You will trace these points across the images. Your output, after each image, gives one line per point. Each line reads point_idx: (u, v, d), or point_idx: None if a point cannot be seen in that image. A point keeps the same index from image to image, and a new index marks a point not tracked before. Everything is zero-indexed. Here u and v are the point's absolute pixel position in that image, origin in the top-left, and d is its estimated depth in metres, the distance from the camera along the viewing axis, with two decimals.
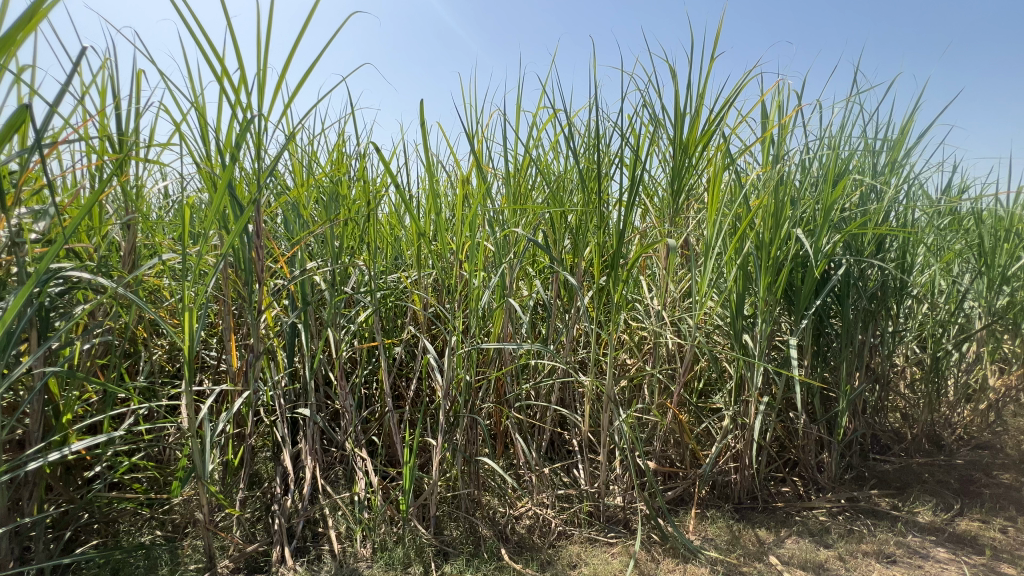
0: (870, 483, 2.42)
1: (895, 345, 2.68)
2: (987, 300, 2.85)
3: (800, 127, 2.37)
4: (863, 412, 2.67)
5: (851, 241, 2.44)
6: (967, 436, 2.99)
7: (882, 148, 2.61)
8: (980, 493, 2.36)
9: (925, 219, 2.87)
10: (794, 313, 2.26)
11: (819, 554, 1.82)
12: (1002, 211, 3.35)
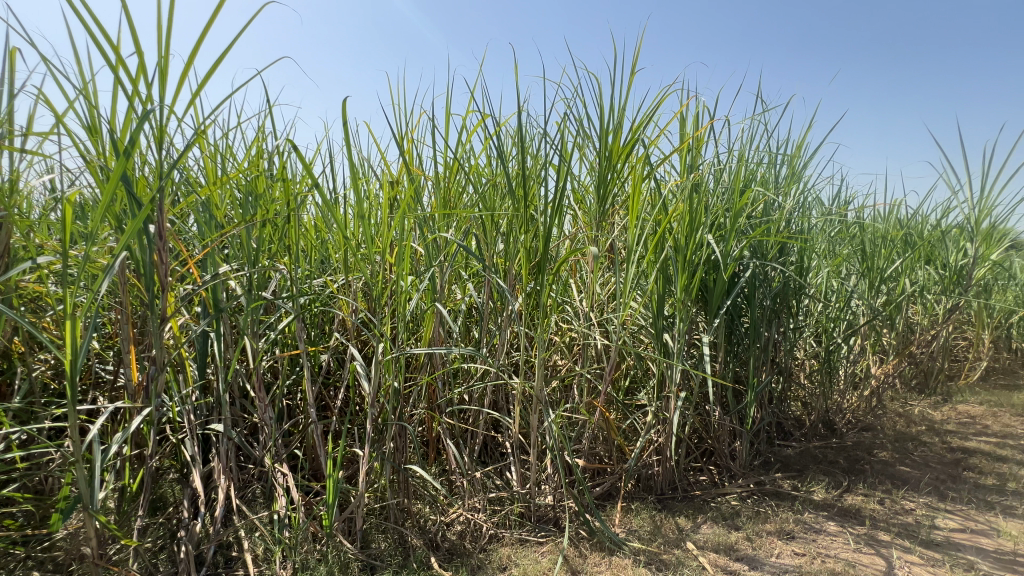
0: (776, 468, 2.66)
1: (795, 340, 2.97)
2: (869, 300, 3.24)
3: (713, 141, 2.57)
4: (770, 402, 2.93)
5: (757, 245, 2.68)
6: (855, 419, 3.36)
7: (783, 162, 2.89)
8: (864, 470, 2.66)
9: (819, 227, 3.21)
10: (707, 313, 2.44)
11: (730, 536, 1.96)
12: (880, 220, 3.80)
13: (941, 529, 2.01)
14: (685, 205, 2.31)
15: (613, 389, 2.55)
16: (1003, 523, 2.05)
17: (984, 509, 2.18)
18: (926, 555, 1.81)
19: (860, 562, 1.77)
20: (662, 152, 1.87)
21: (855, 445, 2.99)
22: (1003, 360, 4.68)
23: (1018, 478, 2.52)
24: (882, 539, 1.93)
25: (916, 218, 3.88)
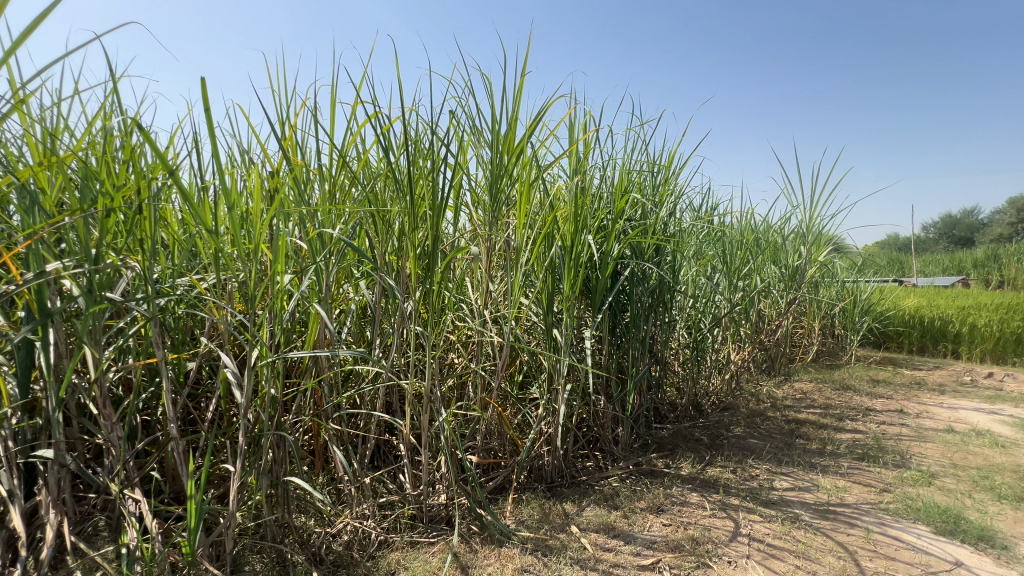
0: (652, 449, 2.95)
1: (670, 332, 3.30)
2: (729, 295, 3.71)
3: (597, 148, 2.74)
4: (648, 390, 3.23)
5: (636, 246, 2.92)
6: (718, 400, 3.83)
7: (658, 171, 3.18)
8: (722, 444, 3.05)
9: (690, 231, 3.60)
10: (592, 307, 2.61)
11: (609, 515, 2.12)
12: (738, 225, 4.36)
13: (777, 489, 2.36)
14: (571, 207, 2.44)
15: (508, 385, 2.63)
16: (821, 480, 2.46)
17: (809, 469, 2.61)
18: (764, 513, 2.12)
19: (714, 526, 2.02)
20: (550, 156, 1.94)
21: (716, 423, 3.43)
22: (828, 344, 5.65)
23: (834, 441, 3.05)
24: (733, 503, 2.22)
25: (766, 225, 4.52)
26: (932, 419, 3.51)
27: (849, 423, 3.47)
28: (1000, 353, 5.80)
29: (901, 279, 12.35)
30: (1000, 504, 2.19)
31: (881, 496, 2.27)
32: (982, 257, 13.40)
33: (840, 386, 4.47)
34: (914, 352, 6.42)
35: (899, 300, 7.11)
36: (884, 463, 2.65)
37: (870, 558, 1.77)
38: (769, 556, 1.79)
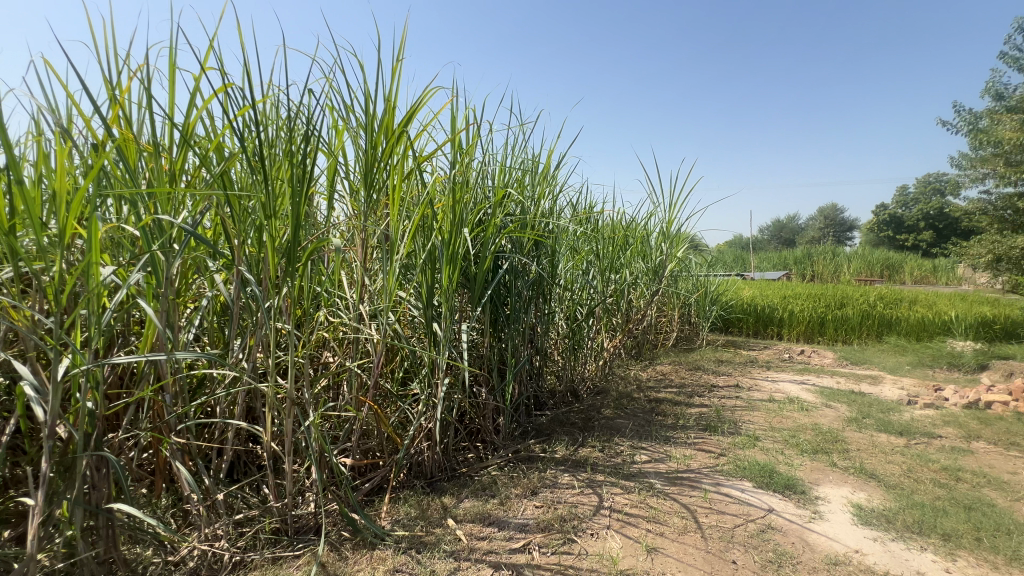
0: (530, 435, 3.11)
1: (549, 324, 3.47)
2: (602, 288, 4.00)
3: (478, 142, 2.75)
4: (529, 379, 3.38)
5: (515, 240, 3.01)
6: (593, 385, 4.15)
7: (537, 169, 3.30)
8: (594, 426, 3.31)
9: (567, 227, 3.80)
10: (471, 299, 2.63)
11: (486, 504, 2.17)
12: (611, 222, 4.71)
13: (637, 463, 2.62)
14: (449, 199, 2.42)
15: (387, 381, 2.55)
16: (673, 450, 2.79)
17: (663, 442, 2.94)
18: (625, 485, 2.33)
19: (581, 503, 2.17)
20: (431, 148, 1.89)
21: (589, 406, 3.73)
22: (685, 330, 6.41)
23: (685, 415, 3.48)
24: (598, 479, 2.41)
25: (634, 223, 4.95)
26: (759, 391, 4.17)
27: (698, 398, 3.98)
28: (810, 334, 7.10)
29: (743, 272, 14.46)
30: (801, 457, 2.68)
31: (717, 460, 2.63)
32: (801, 254, 16.21)
33: (693, 367, 5.10)
34: (750, 334, 7.58)
35: (740, 290, 8.32)
36: (721, 431, 3.09)
37: (706, 515, 2.04)
38: (625, 524, 1.98)
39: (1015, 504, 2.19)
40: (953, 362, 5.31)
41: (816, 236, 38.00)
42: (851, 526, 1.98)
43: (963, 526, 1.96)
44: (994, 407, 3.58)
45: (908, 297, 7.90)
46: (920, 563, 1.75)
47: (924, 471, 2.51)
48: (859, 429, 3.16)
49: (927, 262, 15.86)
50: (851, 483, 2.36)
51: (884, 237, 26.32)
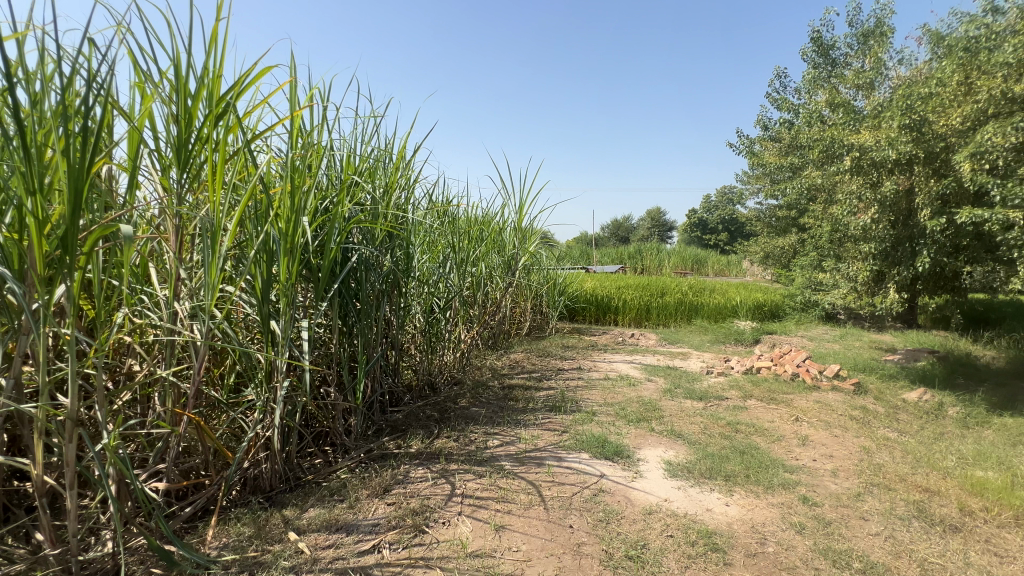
0: (384, 433, 3.04)
1: (405, 318, 3.41)
2: (458, 281, 4.05)
3: (323, 125, 2.56)
4: (384, 375, 3.29)
5: (366, 232, 2.87)
6: (450, 376, 4.21)
7: (389, 158, 3.20)
8: (450, 417, 3.37)
9: (422, 220, 3.76)
10: (315, 293, 2.45)
11: (333, 510, 2.05)
12: (468, 215, 4.78)
13: (489, 448, 2.74)
14: (287, 185, 2.19)
15: (214, 389, 2.23)
16: (522, 432, 2.98)
17: (514, 426, 3.12)
18: (477, 471, 2.42)
19: (434, 494, 2.19)
20: (266, 129, 1.70)
21: (445, 398, 3.79)
22: (537, 320, 6.87)
23: (534, 399, 3.74)
24: (452, 468, 2.46)
25: (489, 218, 5.10)
26: (597, 372, 4.69)
27: (546, 382, 4.32)
28: (639, 319, 8.19)
29: (587, 266, 16.00)
30: (627, 426, 3.09)
31: (560, 437, 2.89)
32: (633, 249, 18.52)
33: (543, 353, 5.51)
34: (592, 321, 8.45)
35: (583, 281, 9.19)
36: (565, 410, 3.40)
37: (549, 488, 2.23)
38: (476, 507, 2.06)
39: (771, 445, 2.85)
40: (737, 338, 6.64)
41: (645, 234, 43.81)
42: (662, 480, 2.35)
43: (738, 467, 2.48)
44: (761, 372, 4.59)
45: (709, 286, 9.61)
46: (709, 502, 2.16)
47: (715, 427, 3.10)
48: (672, 398, 3.76)
49: (722, 258, 19.47)
50: (664, 444, 2.81)
51: (694, 237, 31.55)
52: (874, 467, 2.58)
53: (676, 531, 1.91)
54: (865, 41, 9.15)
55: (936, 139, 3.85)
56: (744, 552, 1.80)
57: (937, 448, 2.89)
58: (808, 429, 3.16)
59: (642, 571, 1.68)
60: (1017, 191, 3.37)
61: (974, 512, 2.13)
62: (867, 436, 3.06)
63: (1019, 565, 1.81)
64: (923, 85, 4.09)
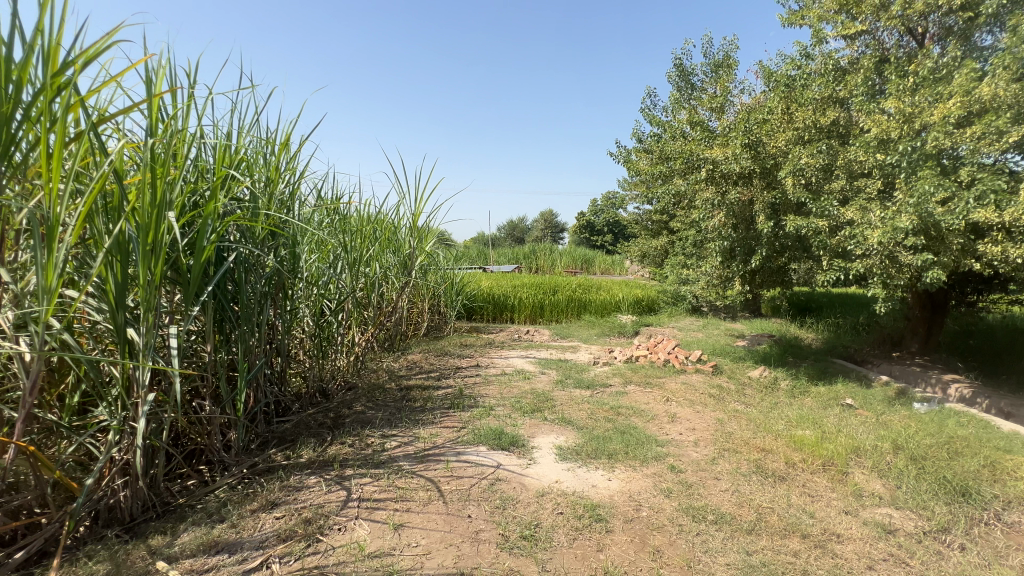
0: (271, 445, 2.84)
1: (291, 322, 3.22)
2: (351, 282, 3.91)
3: (189, 110, 2.31)
4: (268, 384, 3.08)
5: (244, 229, 2.66)
6: (343, 381, 4.05)
7: (270, 151, 2.98)
8: (344, 422, 3.26)
9: (310, 217, 3.55)
10: (184, 297, 2.21)
11: (212, 532, 1.89)
12: (359, 213, 4.62)
13: (387, 450, 2.71)
14: (147, 175, 1.94)
15: (52, 412, 1.91)
16: (421, 431, 2.99)
17: (412, 426, 3.11)
18: (374, 473, 2.39)
19: (328, 501, 2.11)
20: (120, 113, 1.51)
21: (339, 404, 3.63)
22: (435, 319, 6.85)
23: (433, 398, 3.76)
24: (347, 474, 2.39)
25: (383, 216, 4.97)
26: (494, 368, 4.84)
27: (444, 381, 4.37)
28: (533, 316, 8.57)
29: (483, 266, 16.22)
30: (522, 418, 3.26)
31: (458, 433, 2.96)
32: (527, 249, 19.19)
33: (440, 353, 5.52)
34: (489, 320, 8.62)
35: (480, 280, 9.34)
36: (463, 406, 3.47)
37: (447, 483, 2.28)
38: (374, 509, 2.04)
39: (646, 424, 3.21)
40: (620, 331, 7.28)
41: (539, 235, 45.60)
42: (554, 464, 2.53)
43: (619, 446, 2.76)
44: (639, 360, 5.10)
45: (595, 284, 10.36)
46: (594, 479, 2.38)
47: (600, 412, 3.39)
48: (562, 388, 4.04)
49: (607, 257, 21.07)
50: (555, 431, 3.01)
51: (582, 238, 33.63)
52: (726, 435, 3.04)
53: (566, 508, 2.09)
54: (717, 70, 10.56)
55: (768, 158, 4.62)
56: (623, 519, 2.02)
57: (771, 415, 3.49)
58: (676, 408, 3.61)
59: (536, 548, 1.81)
60: (823, 203, 4.19)
61: (796, 464, 2.63)
62: (722, 410, 3.59)
63: (824, 501, 2.29)
64: (758, 112, 4.88)
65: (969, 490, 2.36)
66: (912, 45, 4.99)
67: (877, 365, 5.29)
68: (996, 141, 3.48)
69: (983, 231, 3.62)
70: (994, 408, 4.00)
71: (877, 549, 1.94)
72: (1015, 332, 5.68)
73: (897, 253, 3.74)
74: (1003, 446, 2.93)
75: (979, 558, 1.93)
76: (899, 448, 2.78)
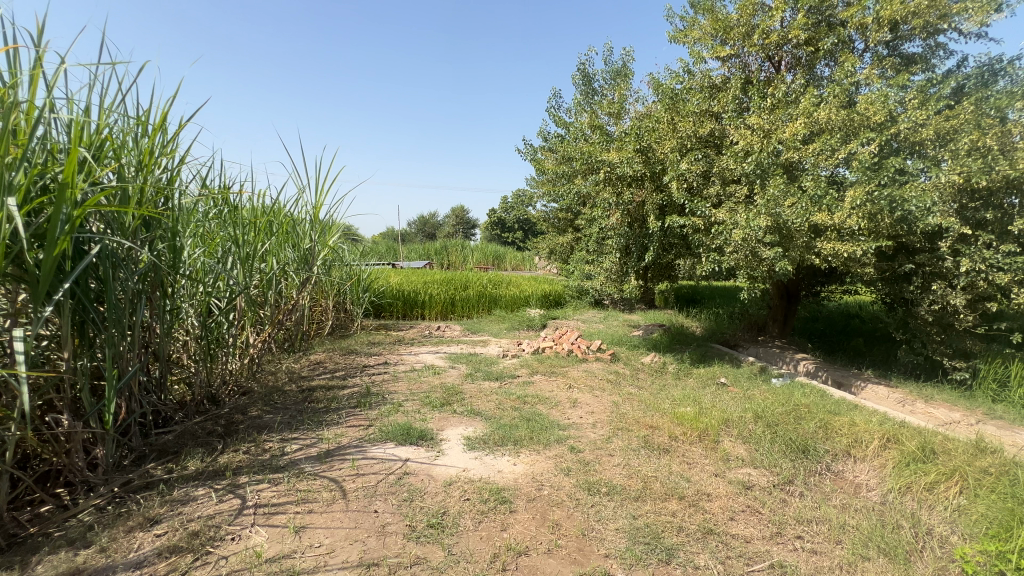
0: (149, 459, 2.58)
1: (172, 323, 2.94)
2: (244, 278, 3.63)
3: (36, 80, 2.01)
4: (144, 393, 2.78)
5: (110, 218, 2.38)
6: (236, 385, 3.76)
7: (143, 131, 2.68)
8: (237, 429, 3.05)
9: (193, 206, 3.24)
10: (31, 296, 1.93)
11: (76, 559, 1.69)
12: (251, 204, 4.26)
13: (287, 453, 2.58)
14: None
15: None
16: (325, 432, 2.89)
17: (315, 427, 2.99)
18: (273, 479, 2.27)
19: (219, 512, 1.98)
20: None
21: (230, 410, 3.37)
22: (340, 318, 6.57)
23: (338, 397, 3.64)
24: (241, 481, 2.25)
25: (280, 208, 4.66)
26: (403, 364, 4.78)
27: (350, 380, 4.22)
28: (444, 312, 8.55)
29: (393, 261, 15.74)
30: (432, 412, 3.28)
31: (365, 431, 2.91)
32: (439, 245, 18.93)
33: (346, 352, 5.31)
34: (399, 317, 8.42)
35: (389, 276, 9.06)
36: (370, 404, 3.40)
37: (352, 481, 2.25)
38: (272, 514, 1.96)
39: (550, 411, 3.40)
40: (529, 324, 7.55)
41: (450, 231, 45.24)
42: (461, 454, 2.60)
43: (525, 432, 2.91)
44: (546, 351, 5.35)
45: (506, 280, 10.56)
46: (500, 464, 2.49)
47: (508, 402, 3.53)
48: (472, 381, 4.11)
49: (519, 253, 21.51)
50: (464, 423, 3.08)
51: (494, 235, 33.99)
52: (619, 416, 3.33)
53: (472, 494, 2.16)
54: (616, 78, 11.26)
55: (657, 163, 5.10)
56: (526, 499, 2.15)
57: (659, 396, 3.88)
58: (577, 394, 3.87)
59: (442, 534, 1.86)
60: (699, 205, 4.76)
61: (677, 437, 2.97)
62: (617, 393, 3.92)
63: (699, 466, 2.62)
64: (648, 121, 5.33)
65: (808, 447, 2.84)
66: (771, 71, 5.74)
67: (746, 348, 6.08)
68: (830, 157, 4.19)
69: (821, 232, 4.32)
70: (830, 379, 4.81)
71: (738, 503, 2.27)
72: (847, 317, 6.84)
73: (758, 250, 4.31)
74: (834, 410, 3.56)
75: (812, 502, 2.35)
76: (758, 417, 3.26)
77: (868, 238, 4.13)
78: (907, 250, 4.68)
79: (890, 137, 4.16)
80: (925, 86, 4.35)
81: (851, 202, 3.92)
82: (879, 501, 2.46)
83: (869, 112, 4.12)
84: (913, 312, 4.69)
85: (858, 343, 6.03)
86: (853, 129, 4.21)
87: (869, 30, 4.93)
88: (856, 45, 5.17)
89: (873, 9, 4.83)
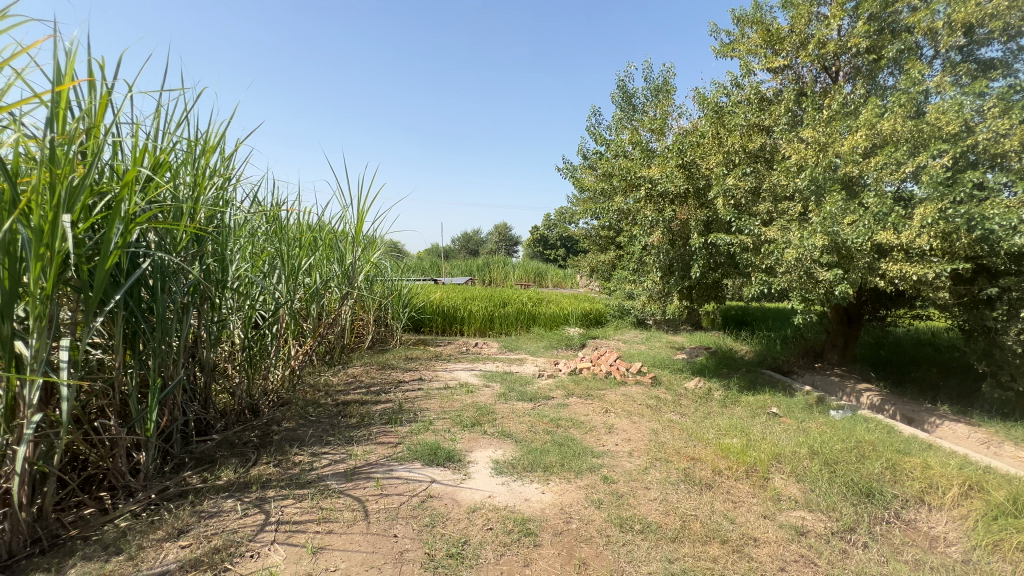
0: (187, 467, 2.65)
1: (218, 334, 3.05)
2: (287, 292, 3.74)
3: (105, 105, 2.16)
4: (188, 402, 2.87)
5: (164, 233, 2.49)
6: (276, 397, 3.85)
7: (200, 152, 2.82)
8: (272, 441, 3.09)
9: (243, 222, 3.37)
10: (84, 307, 2.02)
11: (105, 567, 1.72)
12: (295, 220, 4.41)
13: (315, 469, 2.58)
14: (44, 173, 1.78)
15: None
16: (354, 448, 2.88)
17: (345, 443, 2.99)
18: (298, 495, 2.26)
19: (243, 526, 1.98)
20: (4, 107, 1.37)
21: (268, 422, 3.44)
22: (380, 332, 6.69)
23: (370, 413, 3.65)
24: (268, 496, 2.25)
25: (325, 224, 4.81)
26: (437, 381, 4.76)
27: (384, 395, 4.24)
28: (483, 329, 8.54)
29: (436, 278, 15.96)
30: (461, 432, 3.21)
31: (394, 449, 2.87)
32: (482, 262, 19.01)
33: (383, 366, 5.37)
34: (438, 332, 8.49)
35: (429, 291, 9.18)
36: (401, 421, 3.38)
37: (375, 502, 2.20)
38: (292, 533, 1.93)
39: (584, 436, 3.25)
40: (567, 343, 7.40)
41: (493, 248, 45.67)
42: (489, 478, 2.51)
43: (556, 458, 2.78)
44: (583, 372, 5.19)
45: (545, 297, 10.48)
46: (528, 492, 2.38)
47: (540, 425, 3.41)
48: (505, 401, 4.03)
49: (560, 271, 21.29)
50: (494, 445, 2.99)
51: (537, 252, 33.99)
52: (658, 445, 3.14)
53: (496, 523, 2.06)
54: (658, 94, 11.09)
55: (701, 178, 4.88)
56: (552, 532, 2.03)
57: (703, 424, 3.63)
58: (614, 419, 3.69)
59: (461, 566, 1.77)
60: (747, 222, 4.51)
61: (722, 471, 2.74)
62: (657, 420, 3.71)
63: (745, 506, 2.39)
64: (692, 136, 5.15)
65: (873, 490, 2.55)
66: (827, 81, 5.48)
67: (801, 375, 5.67)
68: (896, 171, 3.87)
69: (886, 251, 3.98)
70: (899, 414, 4.37)
71: (790, 552, 2.04)
72: (918, 344, 6.25)
73: (814, 270, 4.02)
74: (903, 449, 3.19)
75: (878, 555, 2.08)
76: (815, 453, 2.97)
77: (942, 259, 3.76)
78: (989, 272, 4.23)
79: (966, 149, 3.79)
80: (1006, 92, 3.96)
81: (921, 219, 3.59)
82: (961, 559, 2.14)
83: (940, 122, 3.78)
84: (997, 341, 4.20)
85: (931, 374, 5.48)
86: (921, 141, 3.88)
87: (939, 35, 4.57)
88: (924, 52, 4.80)
89: (944, 12, 4.48)
